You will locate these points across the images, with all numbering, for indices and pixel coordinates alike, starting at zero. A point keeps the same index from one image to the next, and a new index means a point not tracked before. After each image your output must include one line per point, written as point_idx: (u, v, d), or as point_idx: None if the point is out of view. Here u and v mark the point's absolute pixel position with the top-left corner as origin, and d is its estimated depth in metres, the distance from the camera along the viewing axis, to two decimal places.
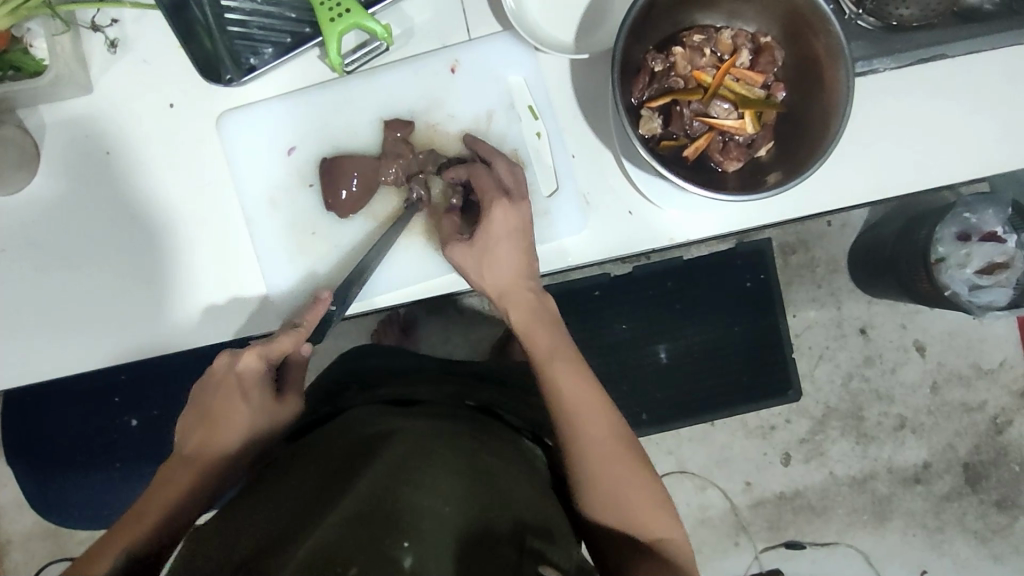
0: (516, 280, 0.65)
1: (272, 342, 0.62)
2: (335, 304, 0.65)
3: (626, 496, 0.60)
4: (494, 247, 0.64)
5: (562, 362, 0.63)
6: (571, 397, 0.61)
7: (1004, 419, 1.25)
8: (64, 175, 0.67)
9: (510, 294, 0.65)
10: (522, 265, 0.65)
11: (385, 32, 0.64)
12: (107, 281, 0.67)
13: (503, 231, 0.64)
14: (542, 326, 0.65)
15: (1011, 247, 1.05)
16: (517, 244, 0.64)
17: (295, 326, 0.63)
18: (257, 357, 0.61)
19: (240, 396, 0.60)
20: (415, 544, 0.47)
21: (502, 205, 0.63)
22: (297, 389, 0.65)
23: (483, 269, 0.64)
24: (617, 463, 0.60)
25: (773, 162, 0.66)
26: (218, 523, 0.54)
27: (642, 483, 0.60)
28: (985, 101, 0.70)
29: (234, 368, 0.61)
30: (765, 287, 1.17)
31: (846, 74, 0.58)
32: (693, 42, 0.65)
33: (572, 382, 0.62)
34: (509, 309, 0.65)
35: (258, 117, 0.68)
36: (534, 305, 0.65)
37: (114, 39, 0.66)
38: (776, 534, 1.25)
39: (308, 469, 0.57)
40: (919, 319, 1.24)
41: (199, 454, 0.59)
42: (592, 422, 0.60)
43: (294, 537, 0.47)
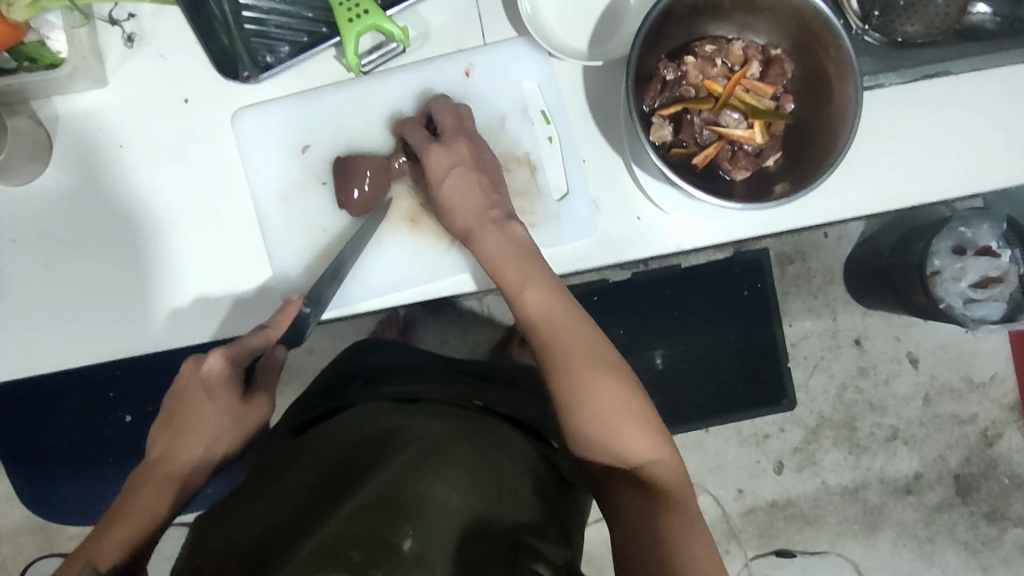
0: (473, 215, 0.64)
1: (238, 343, 0.62)
2: (307, 307, 0.65)
3: (602, 402, 0.57)
4: (443, 183, 0.64)
5: (538, 288, 0.62)
6: (551, 330, 0.60)
7: (994, 432, 1.26)
8: (78, 167, 0.67)
9: (478, 228, 0.64)
10: (476, 202, 0.65)
11: (402, 33, 0.65)
12: (118, 273, 0.67)
13: (445, 168, 0.65)
14: (511, 252, 0.63)
15: (1005, 261, 1.08)
16: (464, 176, 0.65)
17: (263, 326, 0.64)
18: (219, 356, 0.60)
19: (203, 399, 0.59)
20: (418, 532, 0.49)
21: (432, 147, 0.65)
22: (265, 391, 0.64)
23: (449, 206, 0.65)
24: (588, 372, 0.58)
25: (780, 173, 0.67)
26: (222, 512, 0.55)
27: (629, 409, 0.58)
28: (986, 117, 0.72)
29: (197, 369, 0.60)
30: (762, 296, 1.18)
31: (855, 86, 0.60)
32: (704, 52, 0.66)
33: (550, 316, 0.61)
34: (479, 242, 0.64)
35: (274, 115, 0.68)
36: (502, 237, 0.63)
37: (131, 33, 0.66)
38: (767, 542, 1.26)
39: (316, 458, 0.58)
40: (912, 331, 1.25)
41: (165, 462, 0.58)
42: (565, 344, 0.59)
43: (307, 529, 0.48)
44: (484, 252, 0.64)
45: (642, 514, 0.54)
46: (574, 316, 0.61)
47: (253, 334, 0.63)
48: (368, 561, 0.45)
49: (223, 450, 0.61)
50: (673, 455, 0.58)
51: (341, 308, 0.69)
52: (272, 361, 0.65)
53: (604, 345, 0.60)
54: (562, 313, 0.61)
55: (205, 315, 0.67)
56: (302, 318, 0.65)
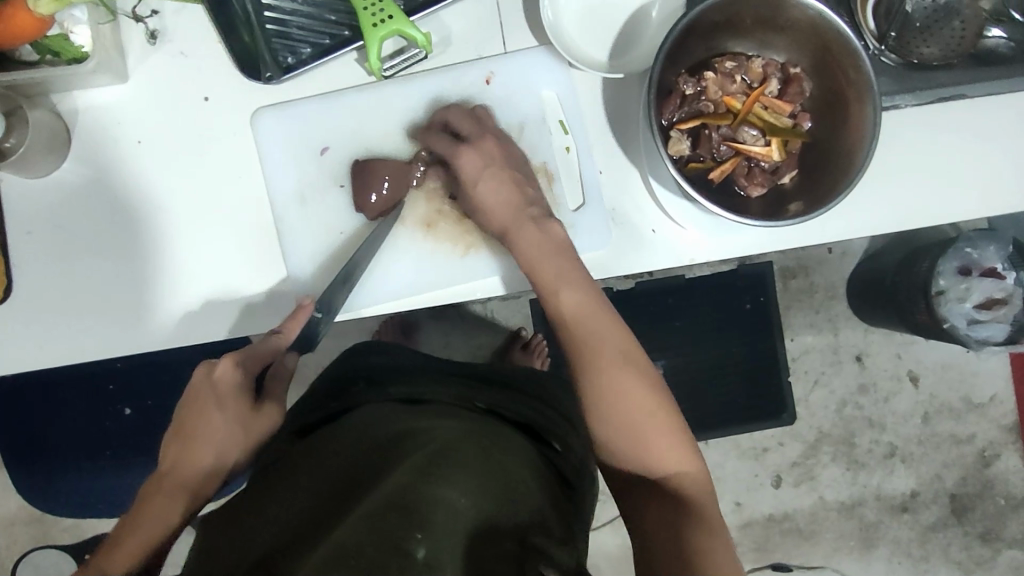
0: (509, 211, 0.65)
1: (249, 348, 0.62)
2: (318, 312, 0.64)
3: (634, 413, 0.59)
4: (478, 181, 0.66)
5: (575, 293, 0.62)
6: (582, 330, 0.61)
7: (991, 453, 1.27)
8: (96, 162, 0.67)
9: (515, 226, 0.65)
10: (510, 197, 0.65)
11: (425, 40, 0.65)
12: (133, 269, 0.67)
13: (478, 165, 0.66)
14: (550, 253, 0.64)
15: (1009, 284, 1.09)
16: (495, 173, 0.66)
17: (274, 332, 0.63)
18: (229, 364, 0.60)
19: (215, 407, 0.60)
20: (429, 535, 0.47)
21: (464, 149, 0.66)
22: (275, 398, 0.63)
23: (486, 207, 0.66)
24: (624, 383, 0.59)
25: (796, 190, 0.67)
26: (232, 523, 0.54)
27: (661, 422, 0.59)
28: (998, 141, 0.72)
29: (207, 377, 0.60)
30: (764, 309, 1.19)
31: (874, 107, 0.60)
32: (725, 69, 0.67)
33: (584, 317, 0.61)
34: (517, 241, 0.64)
35: (296, 115, 0.68)
36: (541, 234, 0.64)
37: (154, 30, 0.66)
38: (763, 555, 1.26)
39: (326, 463, 0.57)
40: (913, 350, 1.26)
41: (178, 469, 0.59)
42: (606, 350, 0.60)
43: (317, 535, 0.48)
44: (521, 251, 0.64)
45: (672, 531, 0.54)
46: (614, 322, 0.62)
47: (264, 340, 0.63)
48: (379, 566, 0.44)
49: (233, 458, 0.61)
50: (704, 471, 0.59)
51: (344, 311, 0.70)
52: (282, 369, 0.64)
53: (635, 353, 0.61)
54: (592, 312, 0.62)
55: (221, 312, 0.68)
56: (312, 324, 0.65)
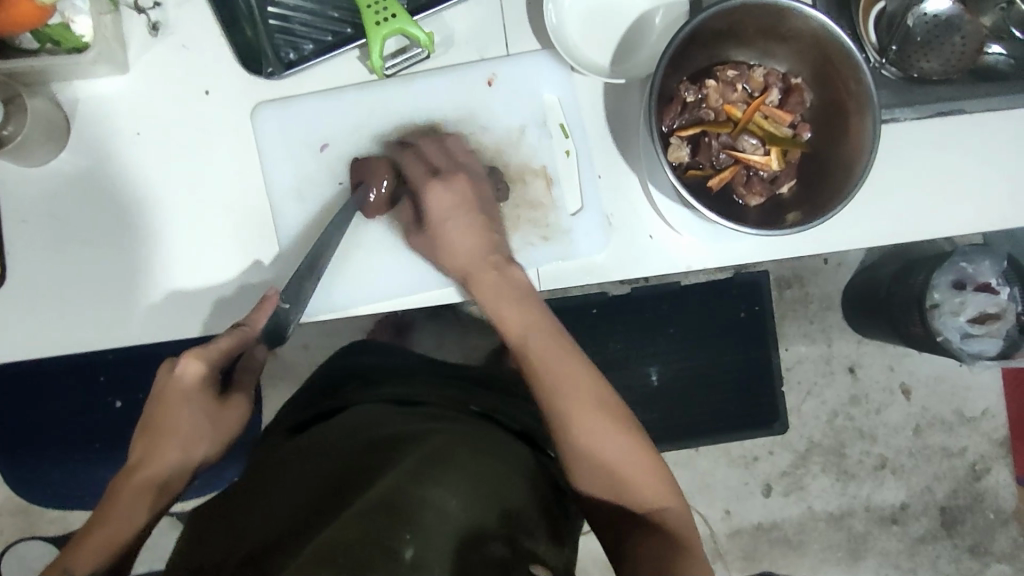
0: (471, 258, 0.65)
1: (213, 343, 0.60)
2: (285, 303, 0.62)
3: (605, 451, 0.60)
4: (445, 221, 0.65)
5: (540, 336, 0.63)
6: (550, 372, 0.61)
7: (982, 467, 1.27)
8: (93, 153, 0.66)
9: (475, 270, 0.65)
10: (475, 243, 0.65)
11: (428, 40, 0.65)
12: (128, 261, 0.67)
13: (448, 205, 0.65)
14: (513, 296, 0.64)
15: (1004, 299, 1.10)
16: (466, 214, 0.66)
17: (238, 326, 0.62)
18: (196, 359, 0.59)
19: (181, 404, 0.59)
20: (417, 536, 0.47)
21: (432, 185, 0.66)
22: (243, 391, 0.63)
23: (446, 250, 0.66)
24: (592, 423, 0.60)
25: (794, 201, 0.67)
26: (226, 518, 0.54)
27: (632, 451, 0.61)
28: (996, 156, 0.73)
29: (173, 372, 0.59)
30: (760, 318, 1.20)
31: (874, 120, 0.60)
32: (726, 77, 0.67)
33: (547, 355, 0.62)
34: (479, 287, 0.65)
35: (295, 111, 0.68)
36: (501, 281, 0.65)
37: (156, 22, 0.66)
38: (751, 564, 1.26)
39: (318, 461, 0.57)
40: (906, 362, 1.26)
41: (143, 468, 0.57)
42: (574, 393, 0.60)
43: (304, 533, 0.47)
44: (479, 297, 0.65)
45: (655, 549, 0.57)
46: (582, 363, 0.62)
47: (229, 333, 0.61)
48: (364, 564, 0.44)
49: (200, 453, 0.60)
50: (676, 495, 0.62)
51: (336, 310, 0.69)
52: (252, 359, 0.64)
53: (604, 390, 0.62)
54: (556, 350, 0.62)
55: (216, 307, 0.67)
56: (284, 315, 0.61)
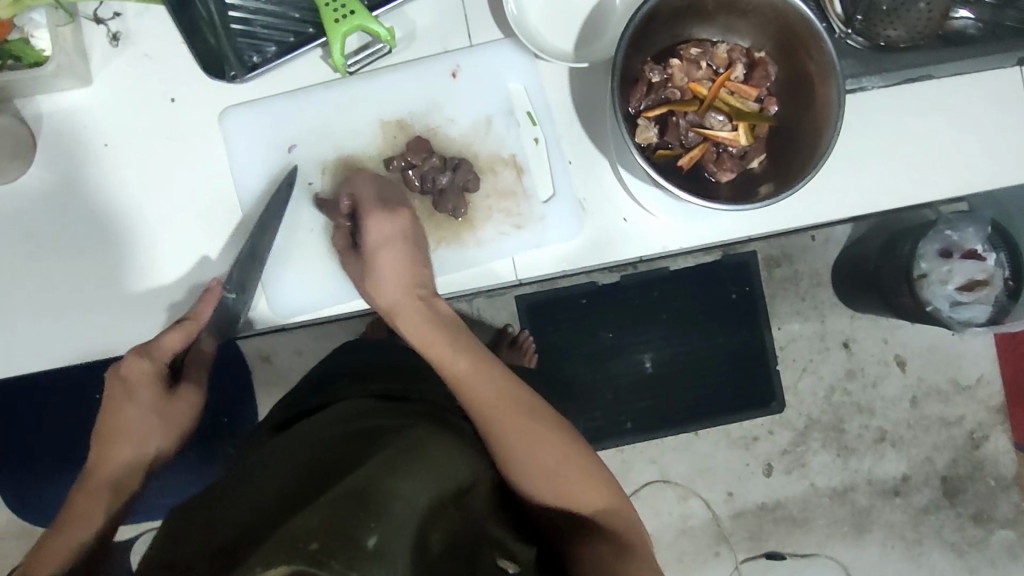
0: (402, 291, 0.65)
1: (153, 343, 0.63)
2: (232, 292, 0.66)
3: (546, 466, 0.60)
4: (379, 251, 0.65)
5: (464, 361, 0.63)
6: (478, 395, 0.62)
7: (980, 434, 1.27)
8: (62, 167, 0.67)
9: (403, 304, 0.65)
10: (409, 275, 0.65)
11: (389, 35, 0.65)
12: (104, 272, 0.67)
13: (381, 239, 0.65)
14: (433, 323, 0.65)
15: (991, 265, 1.09)
16: (399, 248, 0.65)
17: (182, 320, 0.64)
18: (138, 358, 0.62)
19: (126, 402, 0.62)
20: (382, 525, 0.47)
21: (376, 214, 0.66)
22: (191, 382, 0.67)
23: (377, 284, 0.65)
24: (527, 441, 0.60)
25: (765, 174, 0.67)
26: (201, 513, 0.53)
27: (572, 462, 0.61)
28: (968, 122, 0.73)
29: (117, 374, 0.62)
30: (751, 298, 1.22)
31: (838, 90, 0.60)
32: (690, 55, 0.67)
33: (474, 378, 0.62)
34: (405, 321, 0.65)
35: (261, 113, 0.68)
36: (426, 311, 0.65)
37: (116, 32, 0.66)
38: (757, 544, 1.26)
39: (292, 457, 0.57)
40: (899, 334, 1.26)
41: (100, 468, 0.61)
42: (503, 415, 0.61)
43: (270, 525, 0.47)
44: (408, 328, 0.65)
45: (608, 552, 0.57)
46: (509, 381, 0.63)
47: (172, 329, 0.63)
48: (327, 550, 0.43)
49: (153, 447, 0.64)
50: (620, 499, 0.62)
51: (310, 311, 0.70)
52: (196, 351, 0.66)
53: (535, 406, 0.62)
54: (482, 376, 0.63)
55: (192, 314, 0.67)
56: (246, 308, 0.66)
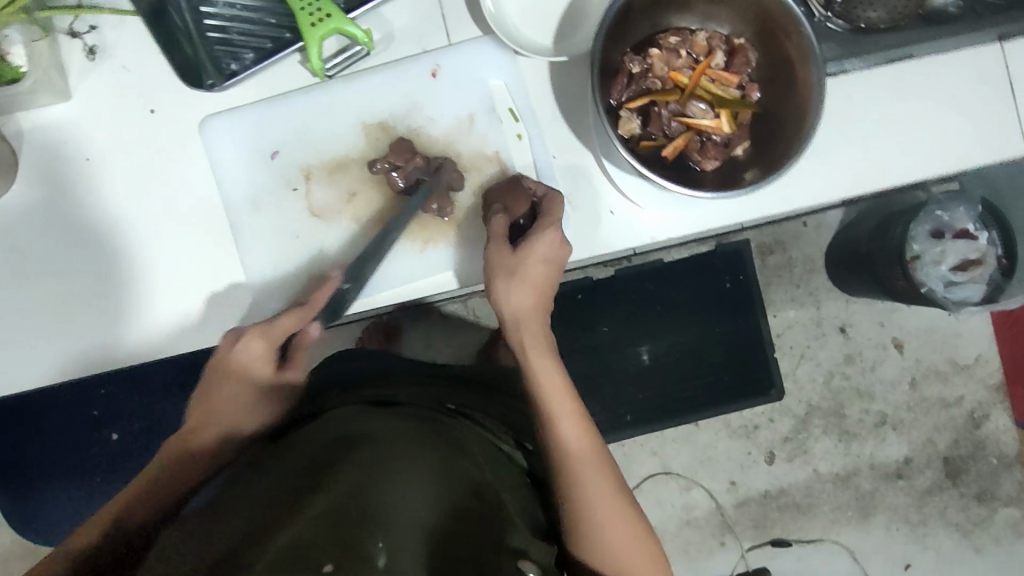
0: (533, 313, 0.65)
1: (275, 322, 0.65)
2: (347, 282, 0.66)
3: (607, 529, 0.60)
4: (529, 264, 0.63)
5: (564, 404, 0.62)
6: (570, 443, 0.61)
7: (981, 413, 1.27)
8: (46, 183, 0.66)
9: (527, 323, 0.64)
10: (539, 295, 0.65)
11: (367, 36, 0.65)
12: (91, 286, 0.67)
13: (541, 255, 0.64)
14: (541, 351, 0.64)
15: (983, 244, 1.10)
16: (549, 272, 0.65)
17: (300, 305, 0.65)
18: (260, 337, 0.65)
19: (244, 373, 0.66)
20: (388, 543, 0.48)
21: (554, 232, 0.63)
22: (297, 366, 0.71)
23: (513, 289, 0.63)
24: (598, 496, 0.60)
25: (749, 161, 0.67)
26: (196, 516, 0.53)
27: (631, 531, 0.61)
28: (951, 100, 0.72)
29: (235, 346, 0.65)
30: (745, 288, 1.21)
31: (817, 73, 0.60)
32: (669, 44, 0.67)
33: (568, 424, 0.61)
34: (528, 341, 0.64)
35: (240, 121, 0.68)
36: (542, 339, 0.64)
37: (93, 45, 0.66)
38: (762, 533, 1.26)
39: (283, 465, 0.57)
40: (896, 317, 1.26)
41: (210, 424, 0.65)
42: (589, 470, 0.60)
43: (269, 534, 0.46)
44: (530, 350, 0.64)
45: None
46: (591, 433, 0.62)
47: (290, 312, 0.65)
48: None
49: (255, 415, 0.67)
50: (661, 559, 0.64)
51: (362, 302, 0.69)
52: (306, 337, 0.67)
53: (607, 462, 0.62)
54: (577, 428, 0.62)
55: (181, 325, 0.67)
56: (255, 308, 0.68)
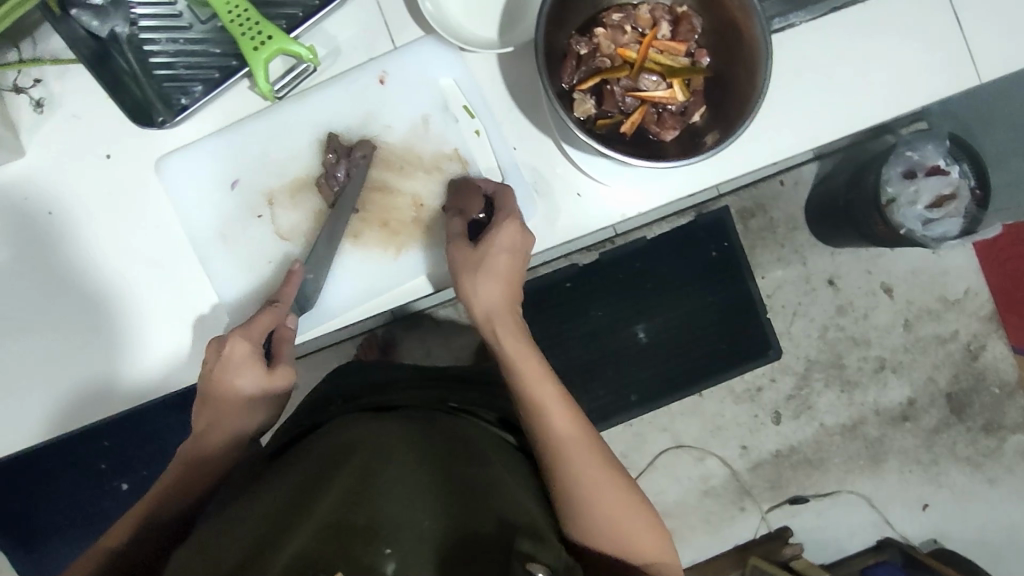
0: (501, 307, 0.64)
1: (252, 323, 0.63)
2: (310, 274, 0.67)
3: (608, 511, 0.60)
4: (495, 256, 0.63)
5: (546, 389, 0.62)
6: (557, 427, 0.61)
7: (977, 345, 1.28)
8: (11, 242, 0.66)
9: (499, 316, 0.63)
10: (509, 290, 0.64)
11: (310, 53, 0.65)
12: (71, 338, 0.67)
13: (507, 245, 0.63)
14: (519, 342, 0.63)
15: (955, 178, 1.09)
16: (515, 262, 0.64)
17: (271, 302, 0.64)
18: (241, 341, 0.62)
19: (233, 380, 0.62)
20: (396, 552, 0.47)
21: (515, 222, 0.63)
22: (285, 363, 0.65)
23: (483, 283, 0.63)
24: (594, 480, 0.60)
25: (708, 126, 0.67)
26: (204, 537, 0.54)
27: (634, 511, 0.61)
28: (901, 40, 0.73)
29: (220, 354, 0.62)
30: (730, 253, 1.22)
31: (761, 30, 0.60)
32: (613, 21, 0.67)
33: (554, 409, 0.61)
34: (500, 333, 0.63)
35: (195, 155, 0.68)
36: (515, 328, 0.64)
37: (40, 99, 0.66)
38: (779, 493, 1.26)
39: (288, 479, 0.57)
40: (882, 262, 1.27)
41: (207, 436, 0.64)
42: (581, 454, 0.60)
43: (275, 551, 0.47)
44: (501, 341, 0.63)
45: None
46: (575, 413, 0.62)
47: (265, 310, 0.63)
48: None
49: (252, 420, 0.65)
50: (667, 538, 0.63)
51: (337, 317, 0.70)
52: (284, 333, 0.65)
53: (599, 444, 0.62)
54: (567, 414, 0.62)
55: (165, 364, 0.67)
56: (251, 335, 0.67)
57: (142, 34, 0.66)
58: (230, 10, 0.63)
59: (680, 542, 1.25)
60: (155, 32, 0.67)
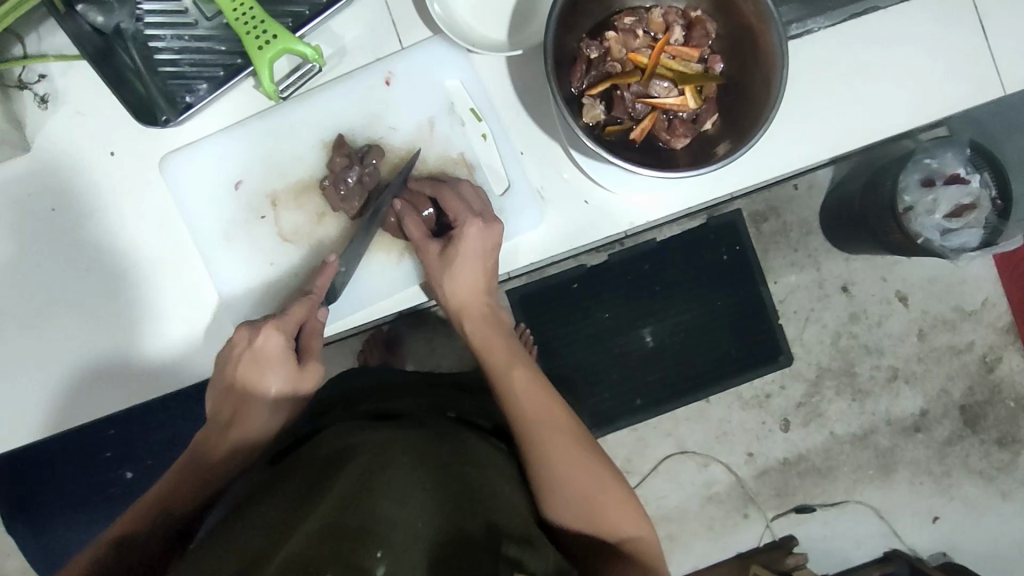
0: (477, 293, 0.67)
1: (285, 315, 0.63)
2: (343, 267, 0.66)
3: (592, 501, 0.59)
4: (459, 260, 0.64)
5: (522, 373, 0.64)
6: (533, 413, 0.61)
7: (993, 357, 1.26)
8: (14, 238, 0.66)
9: (472, 306, 0.67)
10: (478, 281, 0.66)
11: (316, 53, 0.64)
12: (72, 335, 0.67)
13: (476, 251, 0.64)
14: (497, 336, 0.67)
15: (976, 187, 1.06)
16: (486, 263, 0.66)
17: (305, 294, 0.64)
18: (275, 333, 0.62)
19: (265, 371, 0.63)
20: (388, 552, 0.46)
21: (475, 224, 0.63)
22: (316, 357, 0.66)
23: (454, 279, 0.65)
24: (576, 466, 0.59)
25: (720, 134, 0.65)
26: (196, 559, 0.51)
27: (619, 503, 0.60)
28: (923, 46, 0.71)
29: (252, 344, 0.62)
30: (742, 258, 1.20)
31: (778, 37, 0.58)
32: (625, 25, 0.65)
33: (521, 389, 0.63)
34: (469, 324, 0.67)
35: (198, 154, 0.67)
36: (487, 322, 0.67)
37: (44, 94, 0.65)
38: (785, 500, 1.24)
39: (287, 483, 0.56)
40: (898, 269, 1.24)
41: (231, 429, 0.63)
42: (558, 438, 0.60)
43: (265, 553, 0.46)
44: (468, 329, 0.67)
45: None
46: (548, 393, 0.63)
47: (298, 302, 0.64)
48: None
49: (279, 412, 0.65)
50: (648, 527, 0.61)
51: (343, 320, 0.70)
52: (315, 326, 0.65)
53: (579, 431, 0.62)
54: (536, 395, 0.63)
55: (166, 364, 0.67)
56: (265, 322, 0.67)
57: (147, 30, 0.66)
58: (236, 8, 0.62)
59: (683, 546, 1.23)
60: (160, 29, 0.66)
